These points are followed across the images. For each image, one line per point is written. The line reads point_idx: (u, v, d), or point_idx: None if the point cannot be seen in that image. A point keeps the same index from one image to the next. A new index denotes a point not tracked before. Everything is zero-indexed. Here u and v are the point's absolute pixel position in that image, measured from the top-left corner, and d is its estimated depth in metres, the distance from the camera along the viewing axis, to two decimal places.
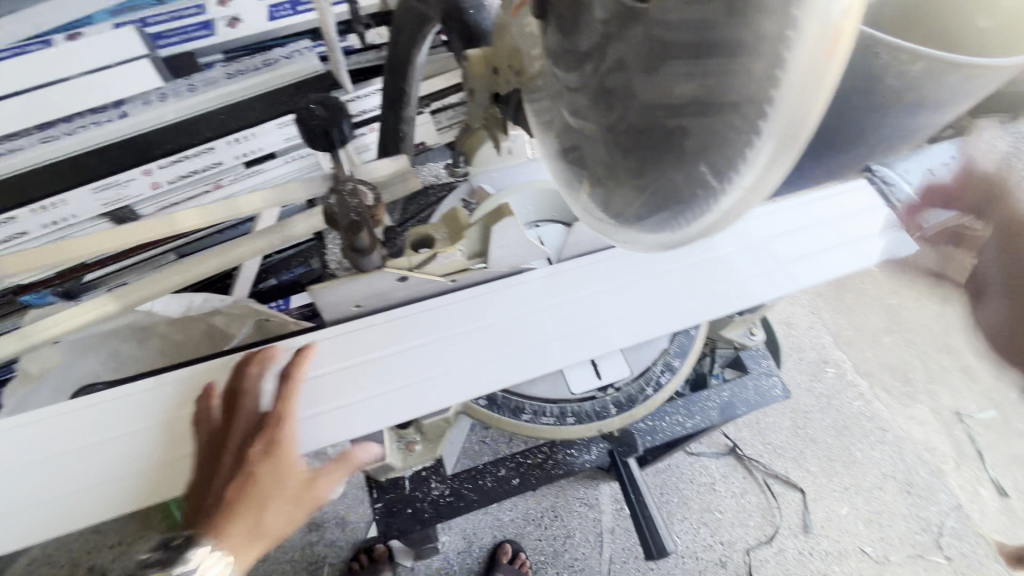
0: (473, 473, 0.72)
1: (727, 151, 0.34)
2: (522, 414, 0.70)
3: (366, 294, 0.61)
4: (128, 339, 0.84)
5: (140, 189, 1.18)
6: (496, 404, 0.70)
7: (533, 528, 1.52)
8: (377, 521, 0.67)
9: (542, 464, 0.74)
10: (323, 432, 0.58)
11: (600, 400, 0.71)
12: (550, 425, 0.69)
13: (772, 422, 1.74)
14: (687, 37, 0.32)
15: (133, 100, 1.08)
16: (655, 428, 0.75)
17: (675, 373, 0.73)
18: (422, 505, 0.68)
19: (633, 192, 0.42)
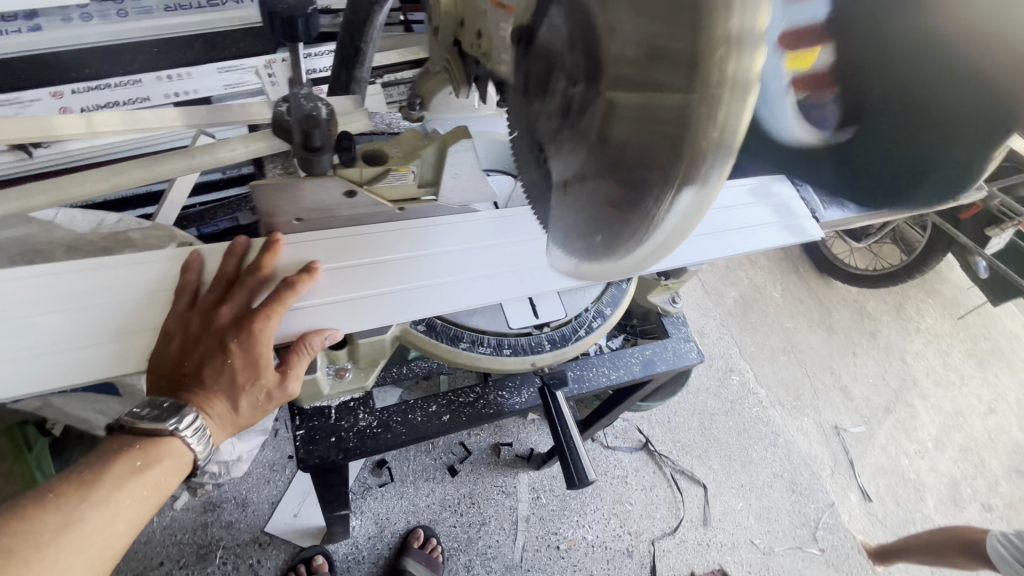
0: (404, 407, 0.72)
1: (685, 158, 0.35)
2: (460, 342, 0.71)
3: (309, 208, 0.62)
4: (17, 259, 0.75)
5: (45, 112, 1.04)
6: (434, 331, 0.70)
7: (448, 514, 1.50)
8: (299, 446, 0.66)
9: (474, 403, 0.75)
10: (294, 323, 0.59)
11: (536, 337, 0.74)
12: (487, 354, 0.71)
13: (681, 423, 1.86)
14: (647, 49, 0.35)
15: (49, 15, 0.99)
16: (582, 377, 0.79)
17: (606, 320, 0.78)
18: (348, 434, 0.68)
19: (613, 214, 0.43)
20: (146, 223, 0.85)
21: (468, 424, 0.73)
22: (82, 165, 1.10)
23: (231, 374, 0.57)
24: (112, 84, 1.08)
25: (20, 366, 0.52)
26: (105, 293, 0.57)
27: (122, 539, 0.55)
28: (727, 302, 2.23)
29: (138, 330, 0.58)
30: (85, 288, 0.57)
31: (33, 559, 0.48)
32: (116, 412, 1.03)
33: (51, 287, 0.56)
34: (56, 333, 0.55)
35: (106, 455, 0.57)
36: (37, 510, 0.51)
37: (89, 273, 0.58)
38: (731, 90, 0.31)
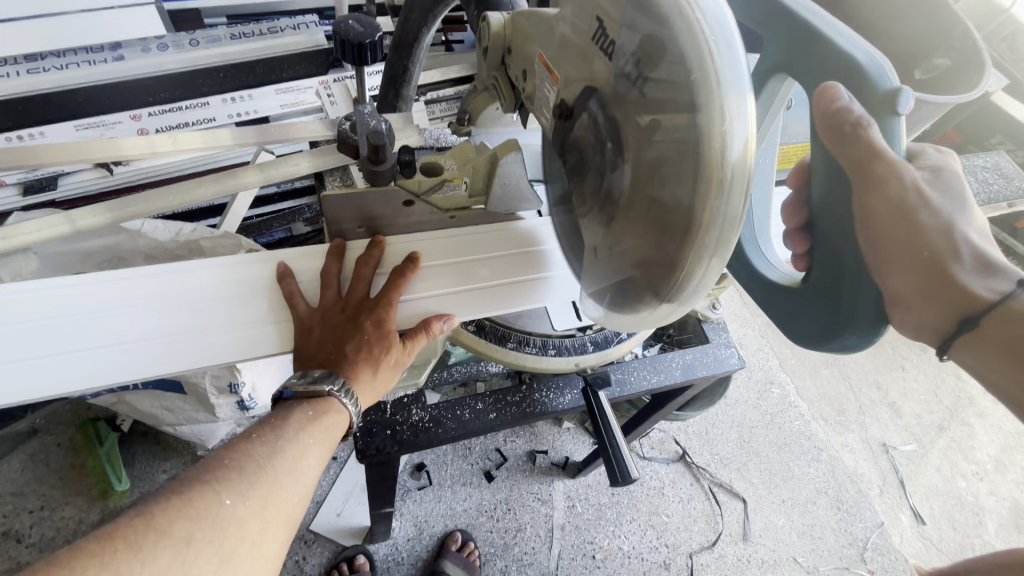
0: (453, 404, 0.76)
1: (680, 266, 0.41)
2: (507, 342, 0.74)
3: (366, 215, 0.64)
4: (103, 265, 0.85)
5: (126, 132, 1.17)
6: (483, 331, 0.73)
7: (485, 519, 1.51)
8: (357, 437, 0.69)
9: (520, 402, 0.77)
10: (405, 311, 0.62)
11: (579, 338, 0.77)
12: (532, 354, 0.74)
13: (718, 435, 1.83)
14: (652, 157, 0.40)
15: (131, 46, 1.12)
16: (625, 380, 0.80)
17: None
18: (401, 427, 0.71)
19: (631, 288, 0.49)
20: (217, 232, 0.92)
21: (514, 421, 0.75)
22: (154, 181, 1.20)
23: (369, 349, 0.57)
24: (182, 107, 1.19)
25: (111, 362, 0.58)
26: (187, 297, 0.61)
27: (310, 483, 0.52)
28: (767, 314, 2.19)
29: (187, 331, 0.60)
30: (166, 291, 0.61)
31: (250, 482, 0.47)
32: (181, 409, 1.10)
33: (115, 290, 0.60)
34: (141, 333, 0.59)
35: (284, 405, 0.56)
36: (236, 448, 0.50)
37: (147, 277, 0.62)
38: (728, 176, 0.36)
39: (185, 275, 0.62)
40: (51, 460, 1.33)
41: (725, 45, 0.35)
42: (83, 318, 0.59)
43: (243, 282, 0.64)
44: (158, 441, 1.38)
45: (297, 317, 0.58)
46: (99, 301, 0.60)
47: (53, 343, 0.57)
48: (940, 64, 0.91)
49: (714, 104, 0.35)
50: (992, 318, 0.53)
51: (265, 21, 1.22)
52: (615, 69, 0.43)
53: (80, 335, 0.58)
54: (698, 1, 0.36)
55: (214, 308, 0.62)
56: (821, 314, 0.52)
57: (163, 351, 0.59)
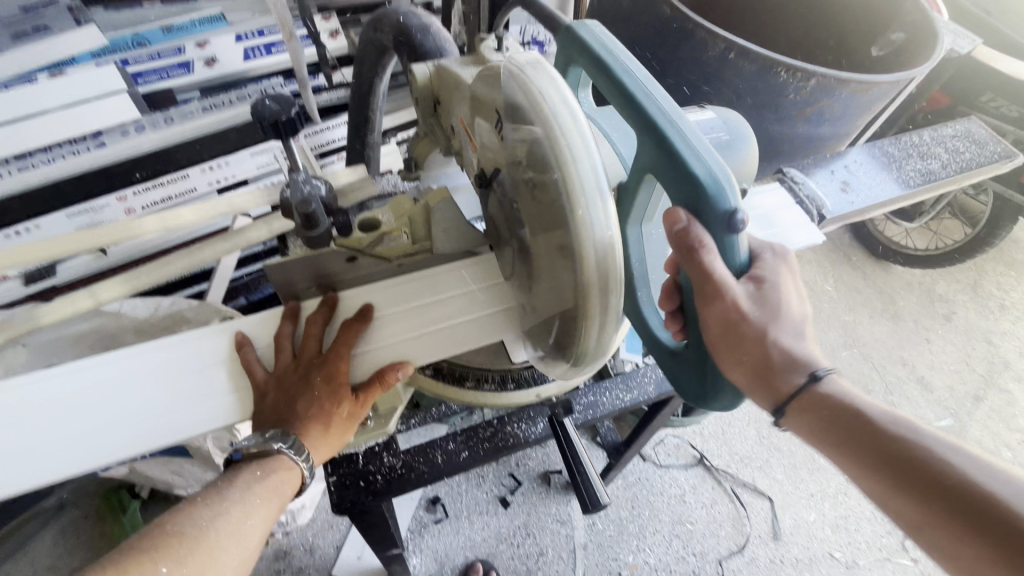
0: (425, 448, 0.76)
1: (578, 332, 0.46)
2: (465, 382, 0.75)
3: (318, 275, 0.67)
4: (94, 346, 0.89)
5: (115, 213, 1.27)
6: (440, 373, 0.75)
7: (505, 546, 1.50)
8: (330, 492, 0.70)
9: (491, 437, 0.78)
10: (358, 365, 0.64)
11: (538, 367, 0.77)
12: (492, 390, 0.74)
13: (738, 433, 1.79)
14: (546, 239, 0.45)
15: (110, 132, 1.18)
16: (595, 402, 0.82)
17: None
18: (375, 477, 0.72)
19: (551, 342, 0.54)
20: (198, 301, 0.97)
21: (487, 457, 0.76)
22: (145, 256, 1.26)
23: (321, 406, 0.58)
24: (164, 181, 1.28)
25: (81, 446, 0.60)
26: (152, 376, 0.64)
27: (257, 543, 0.55)
28: None
29: (152, 410, 0.62)
30: (132, 371, 0.64)
31: (188, 550, 0.50)
32: (190, 471, 1.14)
33: (79, 380, 0.64)
34: (109, 416, 0.62)
35: (234, 465, 0.59)
36: (182, 512, 0.53)
37: (114, 360, 0.65)
38: (601, 264, 0.41)
39: (151, 353, 0.65)
40: (79, 531, 1.38)
41: (582, 141, 0.40)
42: (56, 410, 0.62)
43: (198, 356, 0.66)
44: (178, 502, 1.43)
45: (253, 384, 0.61)
46: (65, 392, 0.63)
47: (24, 439, 0.60)
48: (896, 37, 0.90)
49: (577, 203, 0.39)
50: (790, 403, 0.52)
51: (234, 90, 1.29)
52: (510, 158, 0.48)
53: (48, 428, 0.60)
54: (559, 109, 0.40)
55: (178, 382, 0.64)
56: (691, 381, 0.51)
57: (124, 432, 0.61)
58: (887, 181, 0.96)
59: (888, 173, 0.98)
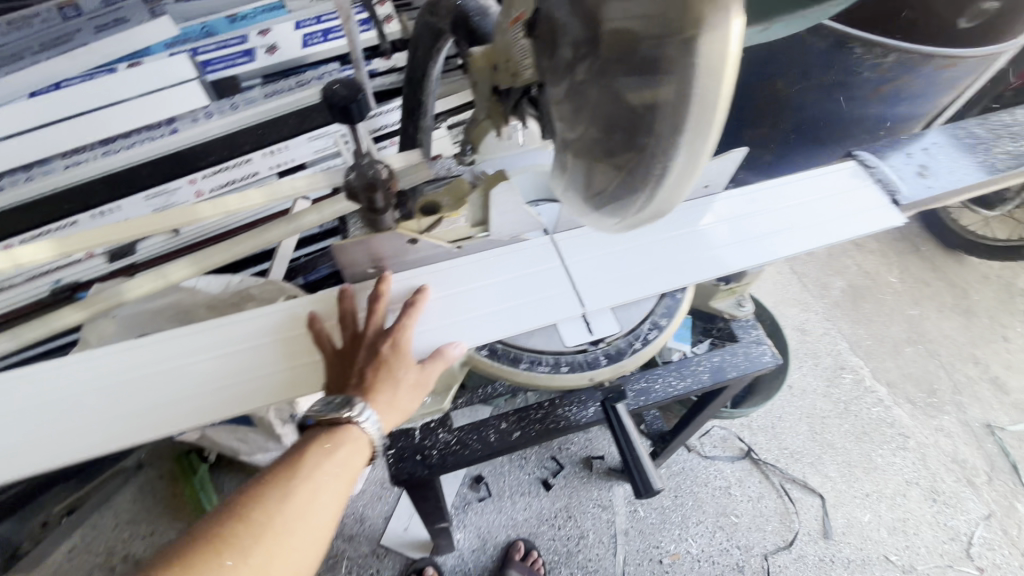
0: (477, 425, 0.77)
1: (666, 128, 0.39)
2: (520, 363, 0.76)
3: (381, 256, 0.69)
4: (172, 319, 0.96)
5: (187, 196, 1.34)
6: (496, 354, 0.76)
7: (547, 527, 1.53)
8: (389, 463, 0.74)
9: (542, 419, 0.78)
10: (412, 344, 0.66)
11: (591, 352, 0.77)
12: (545, 373, 0.75)
13: (788, 427, 1.73)
14: (628, 23, 0.39)
15: (183, 118, 1.26)
16: (649, 389, 0.80)
17: (662, 330, 0.78)
18: (430, 452, 0.74)
19: (616, 178, 0.45)
20: (262, 279, 1.02)
21: (538, 438, 0.77)
22: (214, 237, 1.34)
23: (387, 374, 0.62)
24: (230, 166, 1.35)
25: (162, 411, 0.65)
26: (225, 346, 0.69)
27: (326, 523, 0.57)
28: (833, 294, 2.05)
29: (225, 379, 0.67)
30: (206, 343, 0.69)
31: (255, 535, 0.51)
32: (254, 439, 1.22)
33: (164, 347, 0.69)
34: (186, 384, 0.67)
35: (299, 442, 0.61)
36: (252, 494, 0.55)
37: (190, 333, 0.70)
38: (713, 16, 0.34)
39: (223, 327, 0.70)
40: (156, 489, 1.52)
41: None
42: (140, 376, 0.67)
43: (269, 328, 0.70)
44: (242, 467, 1.55)
45: (324, 355, 0.65)
46: (152, 358, 0.68)
47: (118, 401, 0.66)
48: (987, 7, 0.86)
49: None
50: None
51: (294, 76, 1.34)
52: None
53: (139, 392, 0.66)
54: None
55: (249, 354, 0.69)
56: None
57: (206, 399, 0.66)
58: (971, 165, 0.88)
59: (973, 156, 0.91)
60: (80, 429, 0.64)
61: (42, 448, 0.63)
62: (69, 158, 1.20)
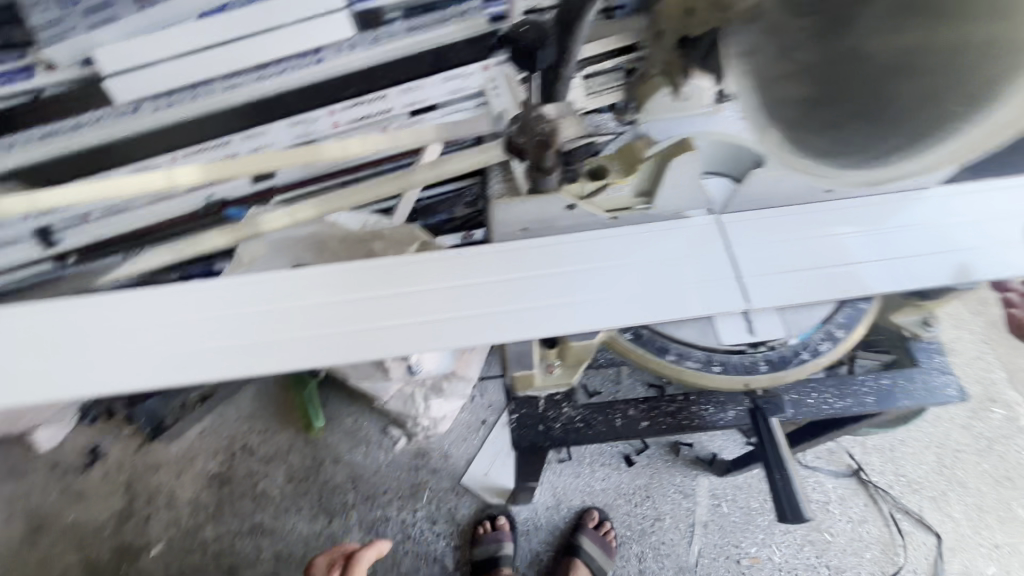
0: (606, 409, 0.76)
1: (995, 66, 0.34)
2: (668, 355, 0.73)
3: (534, 221, 0.67)
4: (308, 248, 1.00)
5: (324, 127, 1.34)
6: (643, 341, 0.74)
7: (623, 502, 1.52)
8: (513, 428, 0.75)
9: (675, 413, 0.75)
10: (557, 318, 0.64)
11: (751, 356, 0.73)
12: (695, 369, 0.72)
13: (912, 454, 1.54)
14: None
15: (329, 49, 1.22)
16: (802, 403, 0.75)
17: (837, 343, 0.73)
18: (554, 425, 0.75)
19: (872, 136, 0.38)
20: (391, 219, 1.03)
21: (668, 432, 0.75)
22: (342, 172, 1.37)
23: None
24: (366, 100, 1.34)
25: (299, 346, 0.67)
26: (363, 291, 0.68)
27: None
28: (994, 313, 1.71)
29: (361, 324, 0.67)
30: (343, 284, 0.69)
31: None
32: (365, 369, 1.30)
33: (319, 282, 0.69)
34: (322, 324, 0.67)
35: None
36: None
37: (329, 273, 0.69)
38: None
39: (361, 271, 0.69)
40: (272, 394, 1.70)
41: None
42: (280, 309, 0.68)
43: (419, 277, 0.68)
44: (344, 388, 1.68)
45: None
46: (307, 290, 0.68)
47: (264, 330, 0.68)
48: None
49: None
50: None
51: (437, 11, 1.25)
52: None
53: (277, 325, 0.67)
54: None
55: (383, 301, 0.68)
56: None
57: (345, 344, 0.66)
58: None
59: None
60: (236, 349, 0.66)
61: (202, 363, 0.66)
62: (222, 80, 1.18)
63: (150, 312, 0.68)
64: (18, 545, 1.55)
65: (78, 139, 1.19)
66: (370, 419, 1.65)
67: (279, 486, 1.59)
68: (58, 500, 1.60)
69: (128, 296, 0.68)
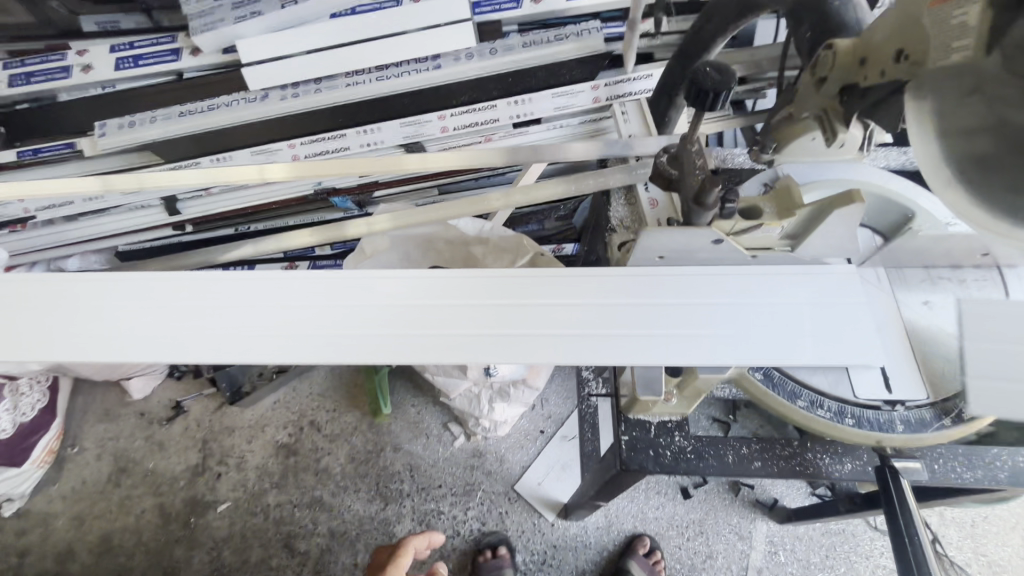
0: (717, 442, 0.76)
1: None
2: (798, 400, 0.73)
3: (674, 250, 0.67)
4: (419, 246, 1.06)
5: (434, 130, 1.45)
6: (773, 382, 0.73)
7: (675, 534, 1.50)
8: (621, 449, 0.74)
9: (789, 456, 0.75)
10: (704, 351, 0.63)
11: (887, 413, 0.71)
12: (826, 419, 0.72)
13: (995, 534, 1.44)
14: None
15: (447, 56, 1.35)
16: (931, 468, 0.73)
17: (985, 413, 0.70)
18: (665, 451, 0.74)
19: None
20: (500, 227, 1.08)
21: (780, 474, 0.74)
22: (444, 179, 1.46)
23: None
24: (476, 109, 1.41)
25: (422, 345, 0.66)
26: (494, 299, 0.67)
27: None
28: None
29: (489, 331, 0.66)
30: (471, 288, 0.68)
31: None
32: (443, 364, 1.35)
33: (438, 281, 0.68)
34: (447, 326, 0.66)
35: None
36: None
37: (460, 277, 0.69)
38: None
39: (491, 278, 0.68)
40: (344, 375, 1.78)
41: None
42: (406, 306, 0.68)
43: (551, 293, 0.67)
44: (411, 380, 1.75)
45: None
46: (414, 290, 0.68)
47: (387, 324, 0.68)
48: None
49: None
50: None
51: (553, 29, 1.35)
52: None
53: (402, 321, 0.67)
54: None
55: (511, 311, 0.66)
56: None
57: (468, 347, 0.66)
58: None
59: None
60: (344, 336, 0.67)
61: (308, 342, 0.67)
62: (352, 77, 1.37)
63: (264, 292, 0.69)
64: (103, 481, 1.69)
65: (227, 116, 1.39)
66: (434, 413, 1.70)
67: (340, 465, 1.65)
68: (142, 446, 1.73)
69: (255, 270, 0.70)
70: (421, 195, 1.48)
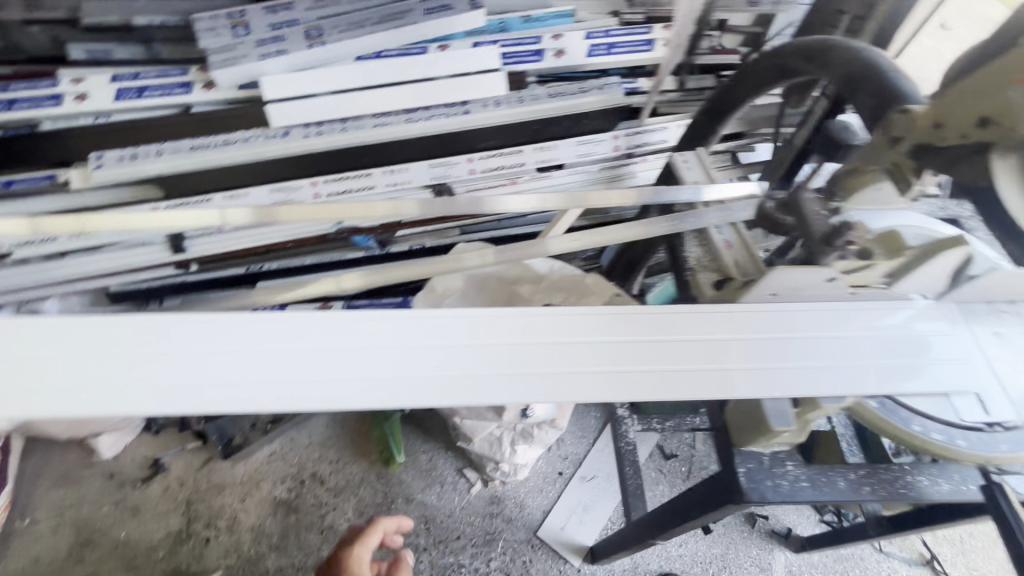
0: (824, 471, 0.80)
1: None
2: (914, 425, 0.75)
3: (784, 288, 0.75)
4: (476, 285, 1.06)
5: (462, 172, 1.46)
6: (887, 408, 0.76)
7: (700, 570, 1.50)
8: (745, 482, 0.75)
9: (891, 480, 0.80)
10: (826, 381, 0.73)
11: (988, 433, 0.75)
12: (941, 442, 0.75)
13: (981, 548, 1.58)
14: None
15: (476, 102, 1.38)
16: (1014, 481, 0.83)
17: None
18: (783, 481, 0.76)
19: None
20: (553, 265, 1.11)
21: (885, 498, 0.79)
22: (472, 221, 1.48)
23: None
24: (503, 153, 1.45)
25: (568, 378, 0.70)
26: (632, 334, 0.74)
27: None
28: None
29: (630, 365, 0.72)
30: (607, 323, 0.74)
31: None
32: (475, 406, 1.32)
33: (578, 320, 0.74)
34: (591, 360, 0.72)
35: None
36: None
37: (595, 315, 0.74)
38: None
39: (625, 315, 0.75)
40: (347, 422, 1.68)
41: None
42: (550, 343, 0.72)
43: (682, 329, 0.75)
44: (421, 424, 1.68)
45: None
46: (550, 330, 0.72)
47: (531, 362, 0.71)
48: None
49: None
50: None
51: (577, 82, 1.43)
52: None
53: (549, 357, 0.71)
54: None
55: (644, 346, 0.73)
56: None
57: (613, 381, 0.71)
58: None
59: None
60: (480, 379, 0.69)
61: (444, 387, 0.69)
62: (377, 118, 1.34)
63: (400, 330, 0.70)
64: (63, 556, 1.46)
65: (245, 151, 1.32)
66: (447, 460, 1.63)
67: (347, 522, 1.54)
68: (110, 513, 1.52)
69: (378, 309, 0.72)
70: (444, 235, 1.48)
